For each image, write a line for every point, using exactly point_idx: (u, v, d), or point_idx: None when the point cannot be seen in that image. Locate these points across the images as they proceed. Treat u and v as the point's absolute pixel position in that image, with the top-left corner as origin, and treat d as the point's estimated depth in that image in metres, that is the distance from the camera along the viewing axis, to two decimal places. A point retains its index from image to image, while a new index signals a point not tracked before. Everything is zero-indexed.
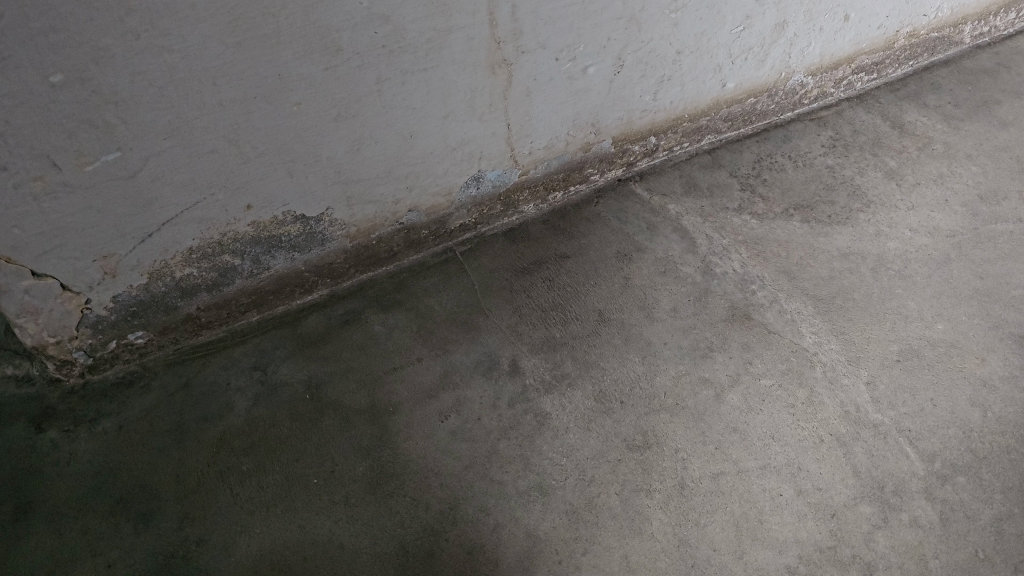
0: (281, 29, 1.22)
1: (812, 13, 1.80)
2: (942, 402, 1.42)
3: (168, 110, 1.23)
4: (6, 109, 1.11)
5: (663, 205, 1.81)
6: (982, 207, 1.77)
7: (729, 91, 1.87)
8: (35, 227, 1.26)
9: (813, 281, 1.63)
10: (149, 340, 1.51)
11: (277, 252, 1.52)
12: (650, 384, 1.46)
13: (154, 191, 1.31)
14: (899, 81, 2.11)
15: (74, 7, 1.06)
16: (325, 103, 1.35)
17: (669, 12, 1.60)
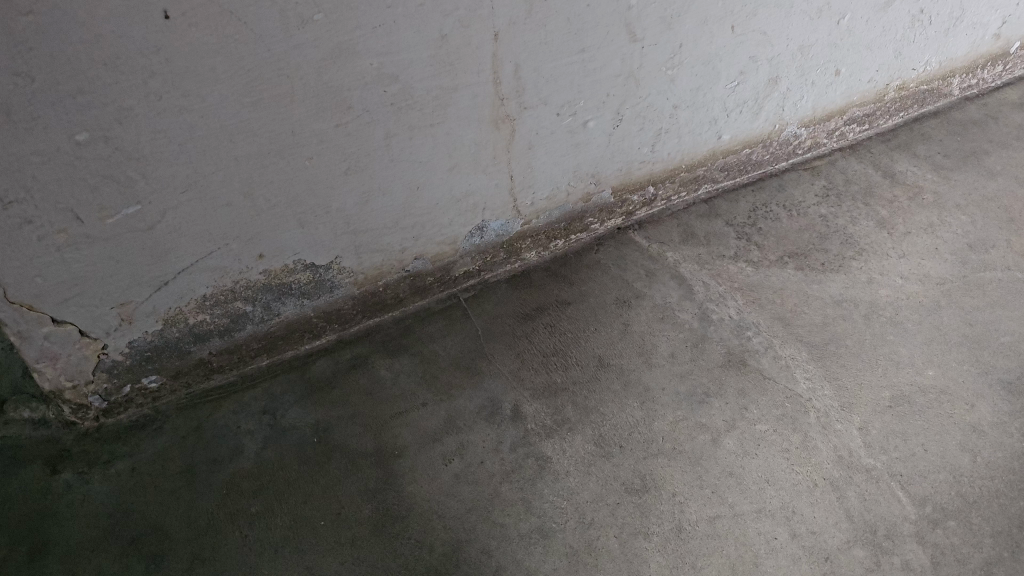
0: (295, 89, 1.29)
1: (803, 68, 1.87)
2: (933, 447, 1.46)
3: (186, 166, 1.28)
4: (34, 165, 1.17)
5: (660, 253, 1.87)
6: (971, 255, 1.82)
7: (725, 142, 1.93)
8: (57, 276, 1.31)
9: (807, 328, 1.68)
10: (162, 384, 1.55)
11: (287, 299, 1.57)
12: (649, 428, 1.50)
13: (171, 242, 1.36)
14: (890, 132, 2.18)
15: (101, 71, 1.12)
16: (336, 158, 1.41)
17: (665, 68, 1.67)
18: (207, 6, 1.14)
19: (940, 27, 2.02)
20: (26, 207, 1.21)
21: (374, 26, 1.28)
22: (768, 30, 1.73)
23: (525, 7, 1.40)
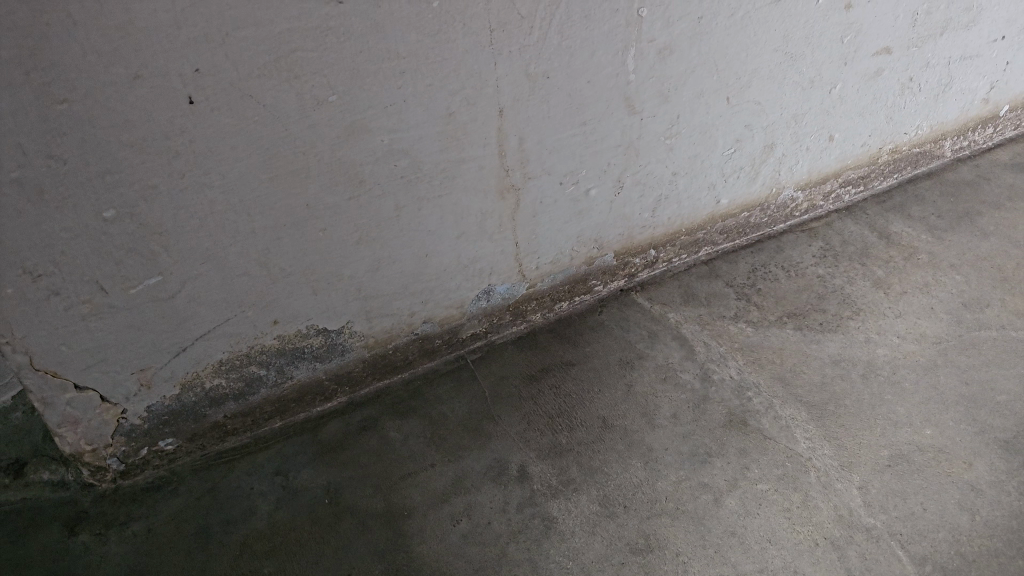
0: (311, 165, 1.35)
1: (798, 135, 1.94)
2: (931, 506, 1.48)
3: (206, 239, 1.35)
4: (63, 241, 1.23)
5: (662, 314, 1.92)
6: (966, 314, 1.86)
7: (723, 206, 1.99)
8: (81, 344, 1.36)
9: (806, 388, 1.72)
10: (178, 446, 1.60)
11: (300, 362, 1.62)
12: (652, 489, 1.53)
13: (190, 310, 1.42)
14: (884, 193, 2.24)
15: (129, 152, 1.19)
16: (348, 228, 1.47)
17: (664, 138, 1.73)
18: (228, 91, 1.21)
19: (930, 93, 2.09)
20: (53, 280, 1.27)
21: (386, 105, 1.35)
22: (763, 100, 1.80)
23: (528, 84, 1.48)
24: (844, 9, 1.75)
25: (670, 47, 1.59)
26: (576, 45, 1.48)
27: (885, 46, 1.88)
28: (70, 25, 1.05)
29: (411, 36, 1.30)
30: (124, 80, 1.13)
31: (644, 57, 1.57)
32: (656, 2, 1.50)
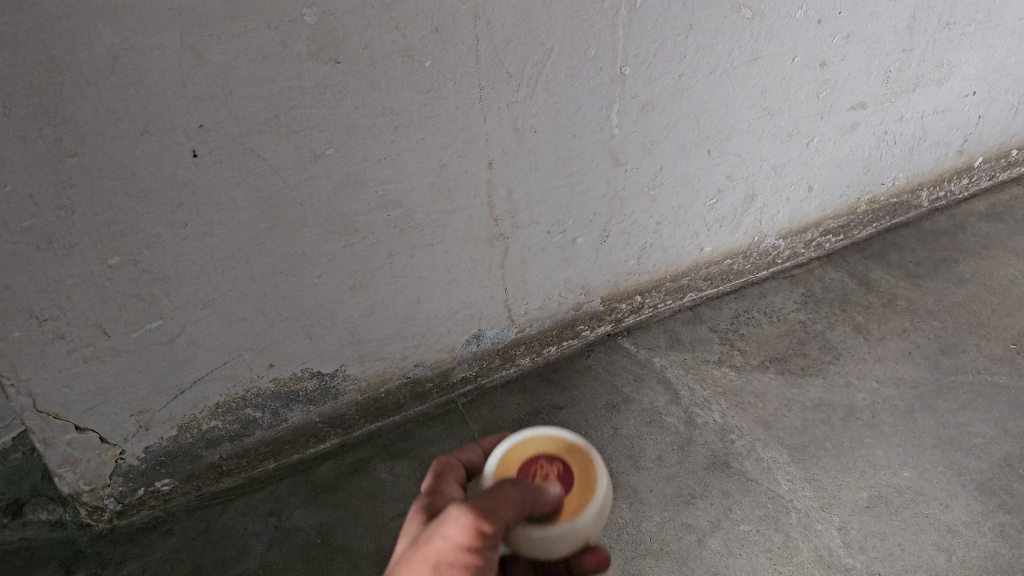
0: (307, 216, 1.41)
1: (778, 186, 2.01)
2: (910, 546, 1.52)
3: (205, 285, 1.40)
4: (69, 286, 1.28)
5: (648, 358, 1.98)
6: (943, 359, 1.91)
7: (707, 254, 2.06)
8: (83, 386, 1.41)
9: (788, 431, 1.77)
10: (174, 487, 1.64)
11: (294, 405, 1.67)
12: (637, 529, 1.57)
13: (189, 353, 1.47)
14: (864, 241, 2.31)
15: (134, 203, 1.25)
16: (343, 274, 1.53)
17: (648, 189, 1.80)
18: (230, 145, 1.26)
19: (905, 146, 2.16)
20: (58, 324, 1.32)
21: (379, 158, 1.41)
22: (743, 152, 1.88)
23: (516, 138, 1.54)
24: (819, 66, 1.82)
25: (653, 102, 1.66)
26: (562, 101, 1.55)
27: (859, 102, 1.96)
28: (83, 85, 1.11)
29: (404, 93, 1.36)
30: (132, 135, 1.18)
31: (627, 112, 1.64)
32: (639, 62, 1.58)
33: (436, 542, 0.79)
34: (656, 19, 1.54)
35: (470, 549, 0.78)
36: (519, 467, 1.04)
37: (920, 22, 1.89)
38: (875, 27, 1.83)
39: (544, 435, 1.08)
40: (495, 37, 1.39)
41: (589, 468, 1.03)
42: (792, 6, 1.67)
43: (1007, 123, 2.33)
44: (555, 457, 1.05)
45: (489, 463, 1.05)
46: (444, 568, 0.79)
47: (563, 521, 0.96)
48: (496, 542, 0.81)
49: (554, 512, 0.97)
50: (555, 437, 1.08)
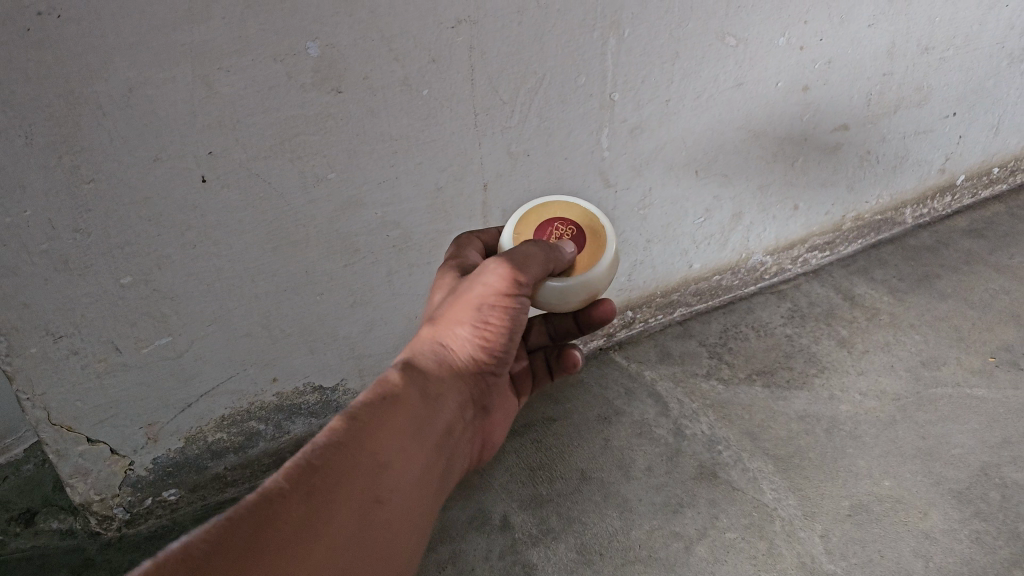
0: (310, 237, 1.48)
1: (764, 204, 2.08)
2: (889, 553, 1.58)
3: (213, 302, 1.47)
4: (84, 305, 1.35)
5: (639, 371, 2.05)
6: (925, 372, 1.97)
7: (696, 270, 2.12)
8: (96, 400, 1.48)
9: (773, 442, 1.83)
10: (180, 496, 1.70)
11: (296, 417, 1.75)
12: (627, 537, 1.63)
13: (196, 367, 1.54)
14: (849, 257, 2.38)
15: (146, 226, 1.32)
16: (343, 292, 1.60)
17: (638, 208, 1.87)
18: (237, 169, 1.33)
19: (887, 166, 2.23)
20: (73, 340, 1.38)
21: (379, 181, 1.48)
22: (729, 173, 1.95)
23: (510, 161, 1.61)
24: (802, 90, 1.89)
25: (642, 126, 1.73)
26: (554, 126, 1.61)
27: (842, 123, 2.03)
28: (100, 115, 1.17)
29: (402, 120, 1.42)
30: (145, 161, 1.25)
31: (617, 136, 1.71)
32: (627, 88, 1.65)
33: (483, 283, 1.05)
34: (643, 48, 1.60)
35: (506, 290, 1.05)
36: (538, 227, 1.29)
37: (899, 47, 1.96)
38: (855, 53, 1.90)
39: (559, 201, 1.32)
40: (489, 68, 1.45)
41: (597, 230, 1.29)
42: (774, 34, 1.74)
43: (988, 142, 2.39)
44: (570, 223, 1.30)
45: (510, 224, 1.29)
46: (486, 304, 1.05)
47: (573, 277, 1.23)
48: (525, 290, 1.07)
49: (569, 267, 1.24)
50: (572, 206, 1.31)
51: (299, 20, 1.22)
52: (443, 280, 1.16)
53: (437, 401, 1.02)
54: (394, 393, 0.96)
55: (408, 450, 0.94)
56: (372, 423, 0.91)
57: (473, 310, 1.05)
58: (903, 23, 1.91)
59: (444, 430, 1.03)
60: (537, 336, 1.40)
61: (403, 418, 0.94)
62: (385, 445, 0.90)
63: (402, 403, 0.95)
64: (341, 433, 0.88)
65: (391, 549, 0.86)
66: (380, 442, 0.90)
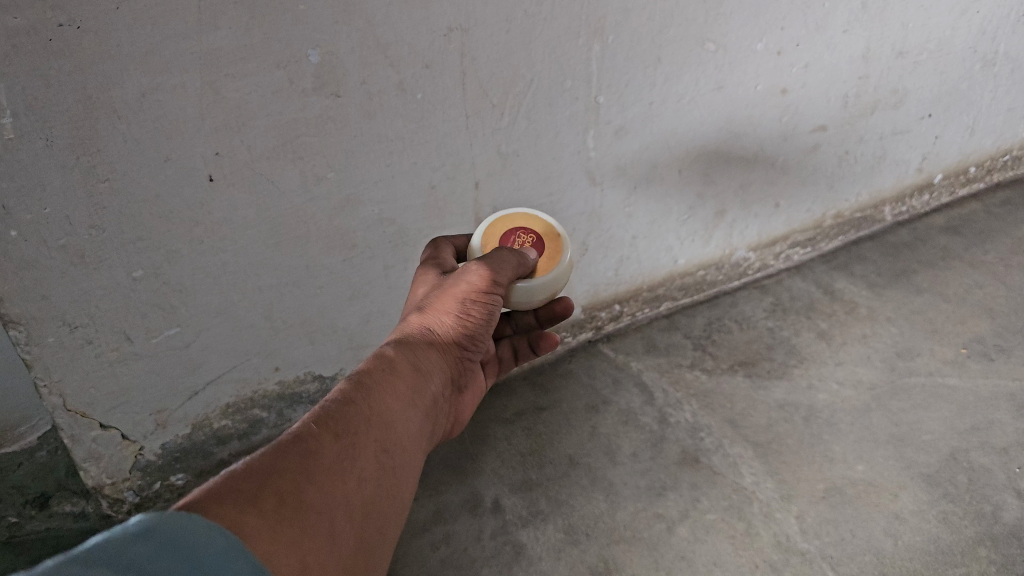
0: (311, 232, 1.57)
1: (746, 203, 2.17)
2: (860, 533, 1.65)
3: (220, 295, 1.56)
4: (99, 297, 1.44)
5: (625, 363, 2.14)
6: (900, 362, 2.06)
7: (681, 266, 2.21)
8: (108, 387, 1.57)
9: (753, 429, 1.91)
10: (187, 481, 1.82)
11: (297, 406, 1.84)
12: (612, 518, 1.72)
13: (203, 357, 1.63)
14: (830, 253, 2.47)
15: (157, 222, 1.40)
16: (342, 285, 1.68)
17: (624, 206, 1.96)
18: (242, 169, 1.41)
19: (866, 165, 2.32)
20: (87, 330, 1.47)
21: (375, 180, 1.56)
22: (711, 172, 2.03)
23: (500, 161, 1.70)
24: (780, 93, 1.98)
25: (626, 127, 1.82)
26: (542, 127, 1.70)
27: (820, 124, 2.12)
28: (116, 118, 1.26)
29: (397, 122, 1.51)
30: (156, 162, 1.33)
31: (602, 137, 1.79)
32: (612, 91, 1.73)
33: (465, 280, 1.21)
34: (626, 54, 1.69)
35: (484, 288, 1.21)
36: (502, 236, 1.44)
37: (873, 51, 2.05)
38: (831, 57, 1.98)
39: (520, 213, 1.47)
40: (479, 73, 1.54)
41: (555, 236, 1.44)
42: (752, 40, 1.83)
43: (964, 142, 2.48)
44: (529, 231, 1.44)
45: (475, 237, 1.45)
46: (468, 299, 1.21)
47: (539, 275, 1.38)
48: (499, 288, 1.24)
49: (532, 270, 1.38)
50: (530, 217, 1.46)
51: (301, 29, 1.30)
52: (427, 275, 1.30)
53: (427, 376, 1.16)
54: (393, 364, 1.10)
55: (407, 411, 1.07)
56: (376, 386, 1.04)
57: (456, 302, 1.20)
58: (877, 29, 2.00)
59: (432, 401, 1.17)
60: (504, 331, 1.59)
61: (403, 384, 1.08)
62: (389, 409, 1.03)
63: (401, 372, 1.09)
64: (354, 391, 1.01)
65: (401, 487, 0.99)
66: (386, 400, 1.03)
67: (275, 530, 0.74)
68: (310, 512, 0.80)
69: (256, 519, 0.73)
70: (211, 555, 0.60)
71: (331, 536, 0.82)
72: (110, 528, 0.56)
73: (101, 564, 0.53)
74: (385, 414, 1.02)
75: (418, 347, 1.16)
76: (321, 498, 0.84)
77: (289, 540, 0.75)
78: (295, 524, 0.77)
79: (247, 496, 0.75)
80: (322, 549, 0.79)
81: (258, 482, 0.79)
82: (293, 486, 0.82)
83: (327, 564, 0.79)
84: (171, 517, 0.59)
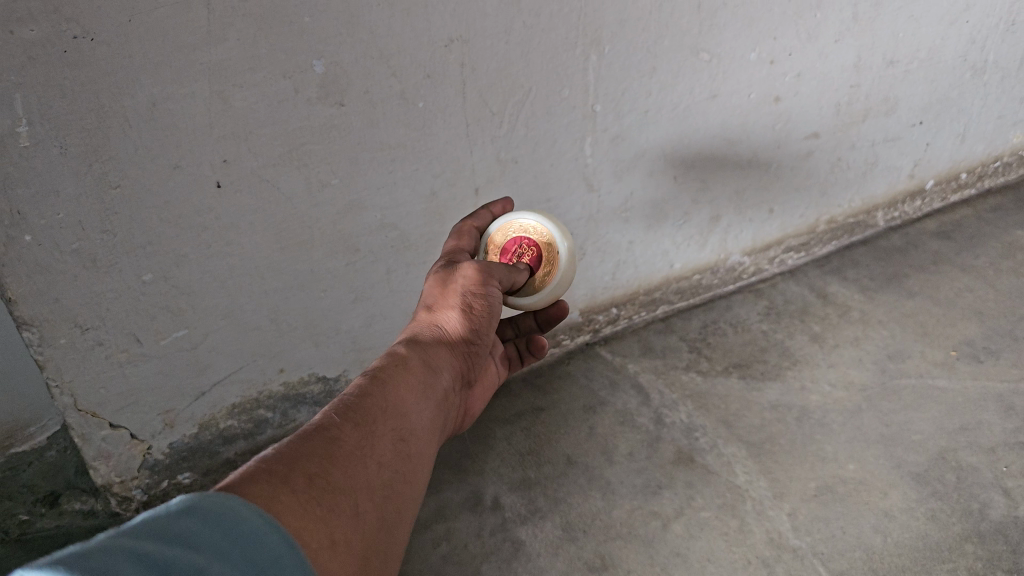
0: (316, 237, 1.61)
1: (741, 208, 2.21)
2: (850, 529, 1.69)
3: (227, 298, 1.60)
4: (111, 299, 1.48)
5: (622, 364, 2.19)
6: (891, 364, 2.10)
7: (677, 270, 2.26)
8: (118, 388, 1.61)
9: (747, 429, 1.95)
10: (194, 480, 1.86)
11: (302, 406, 1.89)
12: (608, 516, 1.76)
13: (210, 358, 1.67)
14: (824, 258, 2.52)
15: (167, 227, 1.45)
16: (345, 288, 1.73)
17: (621, 212, 2.00)
18: (249, 175, 1.46)
19: (858, 172, 2.37)
20: (99, 332, 1.51)
21: (378, 186, 1.61)
22: (706, 178, 2.08)
23: (499, 168, 1.74)
24: (773, 101, 2.03)
25: (622, 135, 1.86)
26: (540, 135, 1.75)
27: (813, 131, 2.17)
28: (128, 127, 1.30)
29: (400, 130, 1.55)
30: (166, 168, 1.38)
31: (599, 144, 1.84)
32: (608, 99, 1.78)
33: (461, 279, 1.27)
34: (622, 63, 1.74)
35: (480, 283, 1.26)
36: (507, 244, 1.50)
37: (864, 60, 2.09)
38: (822, 66, 2.03)
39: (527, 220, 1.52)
40: (479, 83, 1.58)
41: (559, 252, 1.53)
42: (745, 49, 1.88)
43: (955, 149, 2.53)
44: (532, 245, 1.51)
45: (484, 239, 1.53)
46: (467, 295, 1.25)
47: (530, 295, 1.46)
48: (494, 282, 1.29)
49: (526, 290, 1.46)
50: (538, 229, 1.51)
51: (306, 40, 1.35)
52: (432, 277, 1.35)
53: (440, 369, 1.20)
54: (406, 358, 1.15)
55: (423, 401, 1.12)
56: (392, 378, 1.09)
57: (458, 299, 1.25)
58: (867, 38, 2.05)
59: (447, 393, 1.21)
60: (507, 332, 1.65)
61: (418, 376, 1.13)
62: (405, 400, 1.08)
63: (413, 366, 1.14)
64: (370, 385, 1.05)
65: (423, 472, 1.03)
66: (401, 391, 1.08)
67: (304, 510, 0.79)
68: (335, 492, 0.85)
69: (286, 498, 0.78)
70: (253, 528, 0.65)
71: (356, 514, 0.87)
72: (158, 507, 0.62)
73: (150, 534, 0.59)
74: (401, 404, 1.06)
75: (428, 342, 1.21)
76: (344, 482, 0.88)
77: (317, 517, 0.80)
78: (322, 503, 0.82)
79: (277, 478, 0.80)
80: (349, 527, 0.84)
81: (286, 466, 0.84)
82: (319, 470, 0.86)
83: (355, 539, 0.84)
84: (214, 497, 0.65)
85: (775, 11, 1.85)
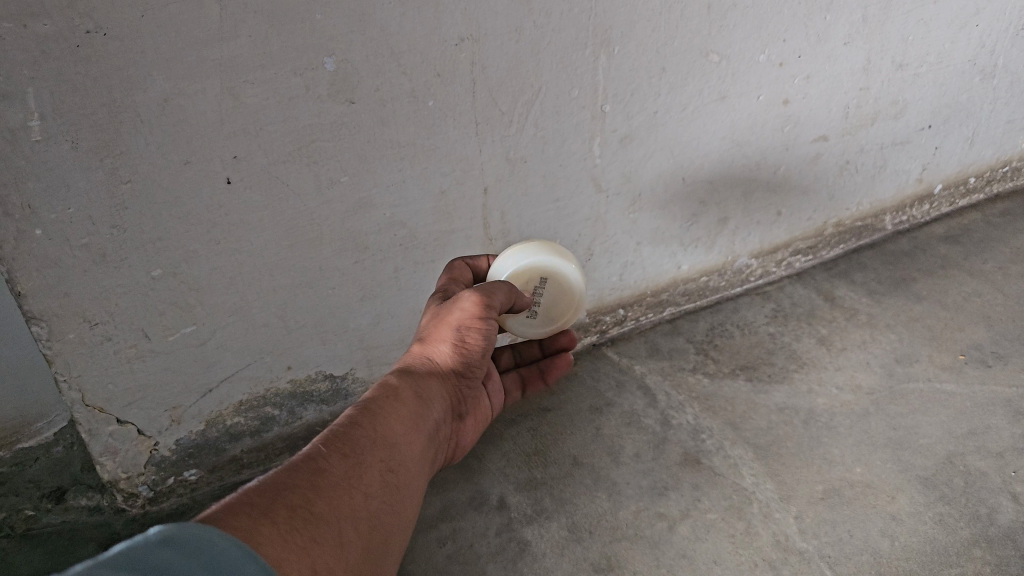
0: (325, 235, 1.61)
1: (748, 211, 2.21)
2: (857, 532, 1.68)
3: (234, 296, 1.60)
4: (119, 295, 1.48)
5: (629, 365, 2.19)
6: (898, 368, 2.09)
7: (684, 271, 2.25)
8: (125, 383, 1.61)
9: (754, 431, 1.95)
10: (200, 477, 1.85)
11: (308, 404, 1.89)
12: (615, 517, 1.75)
13: (217, 355, 1.67)
14: (831, 260, 2.51)
15: (175, 223, 1.45)
16: (353, 286, 1.73)
17: (628, 212, 2.00)
18: (259, 172, 1.46)
19: (866, 175, 2.36)
20: (107, 327, 1.52)
21: (388, 184, 1.61)
22: (714, 179, 2.08)
23: (508, 167, 1.74)
24: (782, 104, 2.03)
25: (631, 135, 1.86)
26: (549, 134, 1.74)
27: (822, 133, 2.16)
28: (139, 122, 1.30)
29: (410, 129, 1.55)
30: (177, 165, 1.38)
31: (607, 144, 1.84)
32: (617, 100, 1.78)
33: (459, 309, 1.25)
34: (631, 63, 1.73)
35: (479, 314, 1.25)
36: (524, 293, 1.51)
37: (874, 63, 2.09)
38: (832, 68, 2.03)
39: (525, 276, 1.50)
40: (489, 82, 1.58)
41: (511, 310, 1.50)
42: (754, 51, 1.87)
43: (964, 153, 2.52)
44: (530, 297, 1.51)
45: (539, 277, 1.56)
46: (462, 326, 1.26)
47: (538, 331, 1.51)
48: (494, 313, 1.28)
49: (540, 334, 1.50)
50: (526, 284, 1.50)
51: (318, 37, 1.36)
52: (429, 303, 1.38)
53: (429, 401, 1.23)
54: (395, 393, 1.18)
55: (407, 438, 1.14)
56: (379, 414, 1.12)
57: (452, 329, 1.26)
58: (877, 40, 2.04)
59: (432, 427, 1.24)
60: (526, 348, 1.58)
61: (403, 411, 1.16)
62: (391, 433, 1.11)
63: (405, 399, 1.17)
64: (361, 418, 1.09)
65: (402, 504, 1.07)
66: (389, 427, 1.11)
67: (286, 540, 0.82)
68: (316, 524, 0.88)
69: (267, 531, 0.80)
70: (228, 556, 0.65)
71: (336, 546, 0.89)
72: (135, 537, 0.60)
73: (126, 567, 0.57)
74: (386, 440, 1.09)
75: (416, 376, 1.24)
76: (325, 513, 0.91)
77: (299, 547, 0.83)
78: (301, 537, 0.84)
79: (259, 510, 0.83)
80: (328, 557, 0.86)
81: (269, 498, 0.86)
82: (302, 502, 0.89)
83: (333, 569, 0.87)
84: (189, 527, 0.64)
85: (785, 12, 1.85)
